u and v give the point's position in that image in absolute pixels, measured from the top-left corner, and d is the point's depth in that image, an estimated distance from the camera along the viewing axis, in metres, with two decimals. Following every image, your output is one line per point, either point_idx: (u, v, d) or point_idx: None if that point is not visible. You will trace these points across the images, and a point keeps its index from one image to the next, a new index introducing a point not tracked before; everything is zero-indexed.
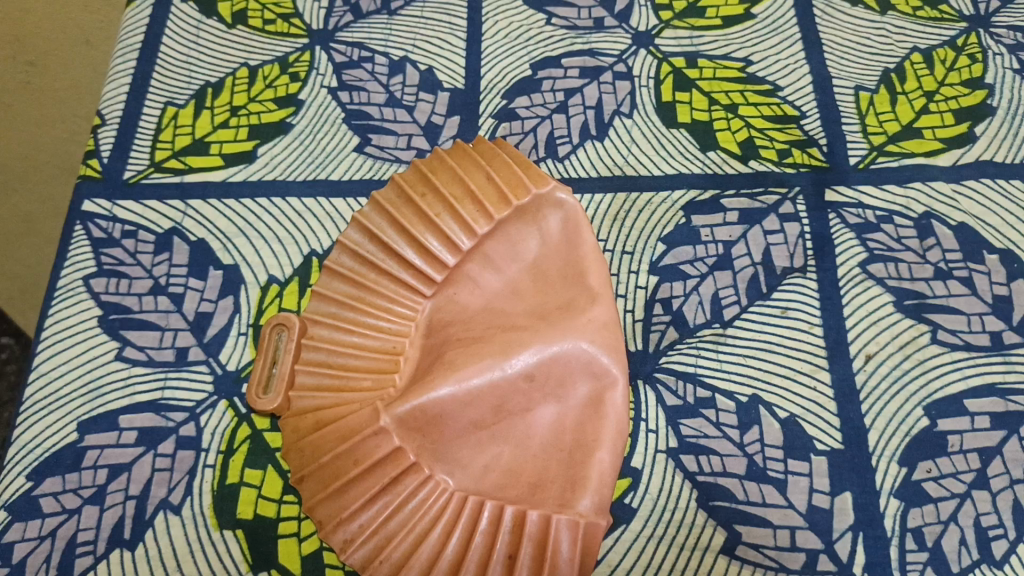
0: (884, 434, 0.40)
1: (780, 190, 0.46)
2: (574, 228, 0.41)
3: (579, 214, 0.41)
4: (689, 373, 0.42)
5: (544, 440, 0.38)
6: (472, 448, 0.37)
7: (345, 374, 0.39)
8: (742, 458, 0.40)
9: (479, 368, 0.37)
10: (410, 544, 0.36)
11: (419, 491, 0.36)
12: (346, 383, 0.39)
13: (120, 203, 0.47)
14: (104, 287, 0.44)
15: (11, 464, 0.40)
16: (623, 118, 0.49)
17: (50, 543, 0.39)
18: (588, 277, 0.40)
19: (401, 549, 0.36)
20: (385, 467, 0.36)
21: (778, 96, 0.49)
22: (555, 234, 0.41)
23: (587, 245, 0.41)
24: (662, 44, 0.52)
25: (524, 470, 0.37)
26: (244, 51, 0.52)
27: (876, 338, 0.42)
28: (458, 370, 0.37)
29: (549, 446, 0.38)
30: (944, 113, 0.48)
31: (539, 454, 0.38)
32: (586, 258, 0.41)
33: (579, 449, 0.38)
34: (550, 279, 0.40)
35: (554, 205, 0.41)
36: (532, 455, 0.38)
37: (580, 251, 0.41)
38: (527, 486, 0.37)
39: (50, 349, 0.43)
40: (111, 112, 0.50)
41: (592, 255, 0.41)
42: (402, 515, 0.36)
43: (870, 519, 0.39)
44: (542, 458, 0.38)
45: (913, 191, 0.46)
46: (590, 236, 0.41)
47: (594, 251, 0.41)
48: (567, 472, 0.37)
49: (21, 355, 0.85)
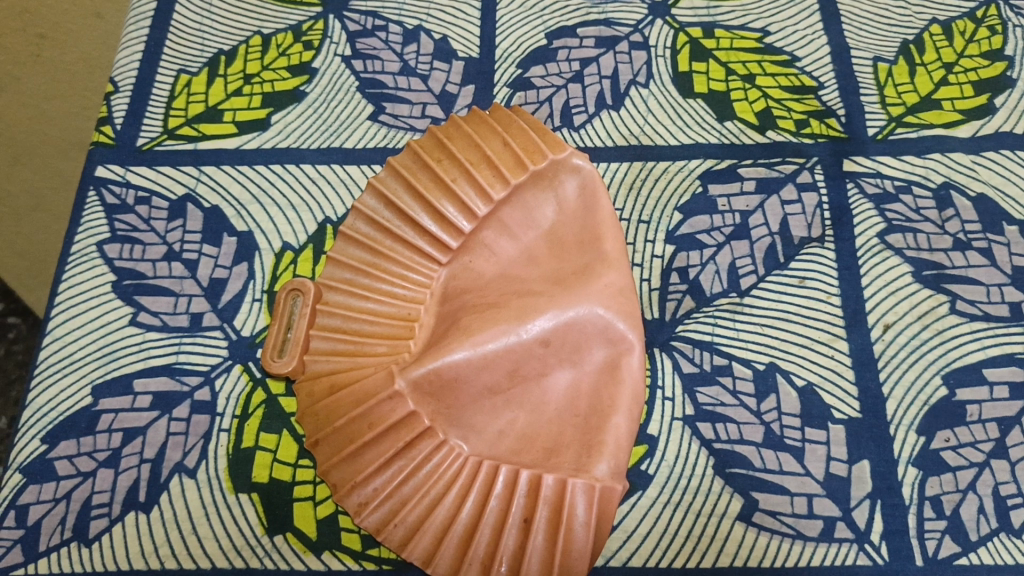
0: (903, 403, 0.40)
1: (798, 160, 0.46)
2: (590, 195, 0.41)
3: (594, 179, 0.41)
4: (705, 341, 0.41)
5: (558, 406, 0.38)
6: (485, 413, 0.37)
7: (359, 340, 0.39)
8: (759, 426, 0.39)
9: (495, 332, 0.37)
10: (426, 508, 0.36)
11: (434, 455, 0.36)
12: (361, 350, 0.39)
13: (133, 169, 0.47)
14: (118, 253, 0.44)
15: (26, 427, 0.40)
16: (639, 88, 0.49)
17: (66, 506, 0.39)
18: (604, 243, 0.40)
19: (416, 513, 0.36)
20: (400, 431, 0.36)
21: (796, 67, 0.49)
22: (570, 201, 0.41)
23: (604, 211, 0.41)
24: (679, 14, 0.51)
25: (539, 435, 0.37)
26: (257, 19, 0.52)
27: (894, 308, 0.42)
28: (473, 334, 0.37)
29: (563, 411, 0.38)
30: (963, 84, 0.48)
31: (553, 419, 0.38)
32: (602, 225, 0.40)
33: (594, 414, 0.38)
34: (566, 246, 0.40)
35: (570, 171, 0.40)
36: (546, 421, 0.38)
37: (597, 217, 0.40)
38: (542, 452, 0.37)
39: (63, 313, 0.43)
40: (124, 79, 0.49)
41: (609, 222, 0.40)
42: (417, 479, 0.36)
43: (888, 487, 0.38)
44: (556, 424, 0.37)
45: (932, 162, 0.46)
46: (606, 202, 0.41)
47: (611, 217, 0.41)
48: (583, 437, 0.37)
49: (28, 335, 0.84)
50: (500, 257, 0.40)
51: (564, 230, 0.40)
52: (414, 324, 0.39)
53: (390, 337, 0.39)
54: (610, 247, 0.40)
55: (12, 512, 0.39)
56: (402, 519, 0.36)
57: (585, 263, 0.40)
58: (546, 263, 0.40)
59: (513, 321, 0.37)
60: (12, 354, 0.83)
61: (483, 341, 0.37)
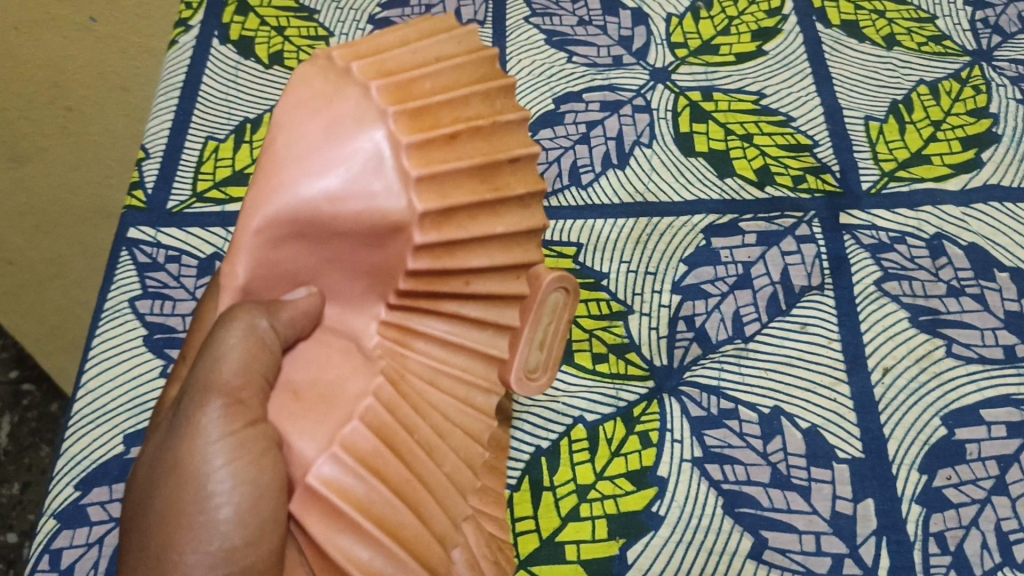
0: (904, 443, 0.41)
1: (796, 214, 0.48)
2: (437, 60, 0.31)
3: (454, 32, 0.32)
4: (712, 386, 0.43)
5: (234, 395, 0.29)
6: (190, 402, 0.29)
7: (445, 355, 0.33)
8: (765, 467, 0.41)
9: (472, 249, 0.31)
10: (428, 542, 0.30)
11: (384, 468, 0.29)
12: (444, 372, 0.33)
13: (163, 230, 0.49)
14: (149, 308, 0.46)
15: (60, 475, 0.42)
16: (643, 148, 0.51)
17: (98, 550, 0.40)
18: (280, 179, 0.29)
19: (436, 554, 0.30)
20: (427, 453, 0.31)
21: (791, 126, 0.52)
22: (417, 80, 0.30)
23: (288, 137, 0.29)
24: (679, 79, 0.54)
25: (265, 532, 0.27)
26: (281, 90, 0.55)
27: (893, 351, 0.44)
28: (347, 263, 0.30)
29: (225, 414, 0.28)
30: (951, 140, 0.51)
31: (193, 441, 0.28)
32: (481, 84, 0.31)
33: (184, 477, 0.28)
34: (412, 121, 0.29)
35: (371, 79, 0.30)
36: (233, 514, 0.27)
37: (440, 82, 0.31)
38: (261, 536, 0.27)
39: (97, 366, 0.45)
40: (155, 146, 0.52)
41: (295, 129, 0.29)
42: (401, 511, 0.29)
43: (893, 524, 0.39)
44: (237, 437, 0.28)
45: (925, 214, 0.48)
46: (288, 114, 0.30)
47: (321, 128, 0.29)
48: (258, 531, 0.27)
49: (41, 402, 0.86)
50: (310, 229, 0.29)
51: (394, 128, 0.29)
52: (524, 321, 0.34)
53: (542, 368, 0.35)
54: (496, 108, 0.31)
55: (46, 556, 0.40)
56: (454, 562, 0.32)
57: (478, 131, 0.31)
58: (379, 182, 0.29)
59: (256, 215, 0.29)
60: (25, 421, 0.85)
61: (434, 269, 0.30)
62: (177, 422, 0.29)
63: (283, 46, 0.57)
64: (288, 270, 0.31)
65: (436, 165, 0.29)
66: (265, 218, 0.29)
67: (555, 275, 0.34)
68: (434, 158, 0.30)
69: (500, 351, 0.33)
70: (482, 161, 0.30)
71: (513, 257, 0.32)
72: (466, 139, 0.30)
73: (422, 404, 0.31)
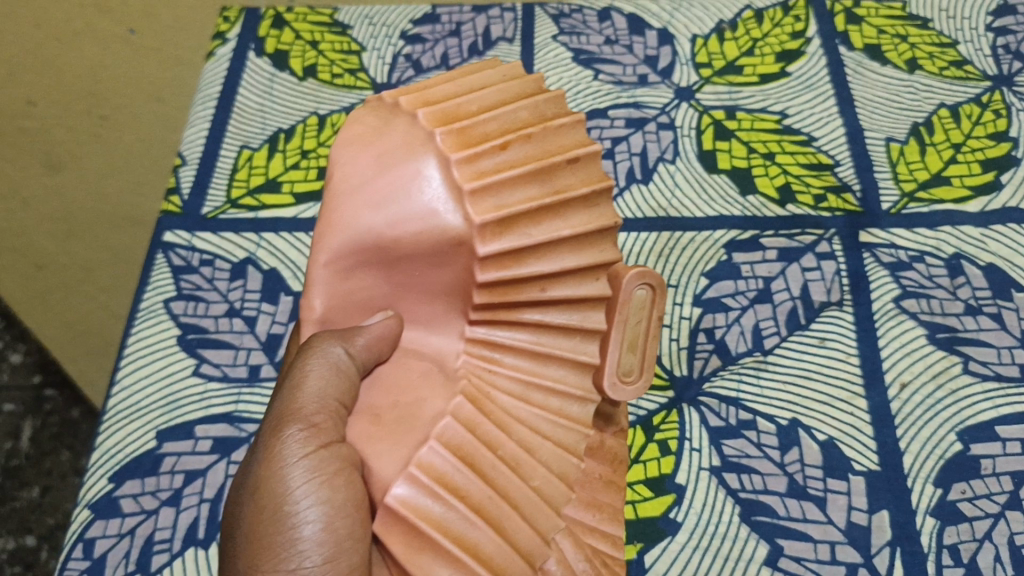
0: (919, 457, 0.42)
1: (817, 231, 0.49)
2: (481, 87, 0.31)
3: (499, 67, 0.33)
4: (731, 398, 0.44)
5: (311, 422, 0.31)
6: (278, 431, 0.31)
7: (535, 368, 0.31)
8: (782, 477, 0.42)
9: (542, 254, 0.30)
10: (511, 559, 0.28)
11: (464, 487, 0.28)
12: (535, 387, 0.31)
13: (198, 234, 0.51)
14: (183, 309, 0.48)
15: (95, 468, 0.43)
16: (666, 164, 0.52)
17: (130, 541, 0.41)
18: (342, 213, 0.30)
19: (520, 571, 0.28)
20: (513, 470, 0.29)
21: (813, 146, 0.53)
22: (462, 105, 0.30)
23: (344, 172, 0.30)
24: (703, 98, 0.55)
25: (341, 550, 0.28)
26: (315, 101, 0.56)
27: (910, 368, 0.44)
28: (419, 286, 0.30)
29: (304, 440, 0.30)
30: (971, 163, 0.51)
31: (278, 464, 0.30)
32: (528, 97, 0.31)
33: (271, 497, 0.30)
34: (459, 139, 0.29)
35: (417, 108, 0.30)
36: (317, 531, 0.29)
37: (484, 104, 0.30)
38: (339, 553, 0.28)
39: (133, 364, 0.46)
40: (192, 153, 0.54)
41: (349, 165, 0.31)
42: (480, 529, 0.27)
43: (907, 536, 0.40)
44: (312, 459, 0.30)
45: (944, 234, 0.49)
46: (342, 153, 0.31)
47: (373, 161, 0.30)
48: (335, 548, 0.28)
49: (63, 407, 0.83)
50: (376, 256, 0.30)
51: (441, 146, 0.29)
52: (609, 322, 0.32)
53: (638, 371, 0.33)
54: (547, 113, 0.30)
55: (80, 544, 0.41)
56: (547, 572, 0.30)
57: (529, 138, 0.29)
58: (434, 202, 0.29)
59: (322, 251, 0.30)
60: (46, 426, 0.83)
61: (503, 278, 0.29)
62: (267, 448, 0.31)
63: (317, 59, 0.59)
64: (363, 298, 0.31)
65: (488, 176, 0.29)
66: (330, 254, 0.30)
67: (634, 270, 0.32)
68: (486, 170, 0.29)
69: (591, 356, 0.31)
70: (535, 164, 0.29)
71: (587, 258, 0.30)
72: (518, 146, 0.29)
73: (507, 422, 0.30)
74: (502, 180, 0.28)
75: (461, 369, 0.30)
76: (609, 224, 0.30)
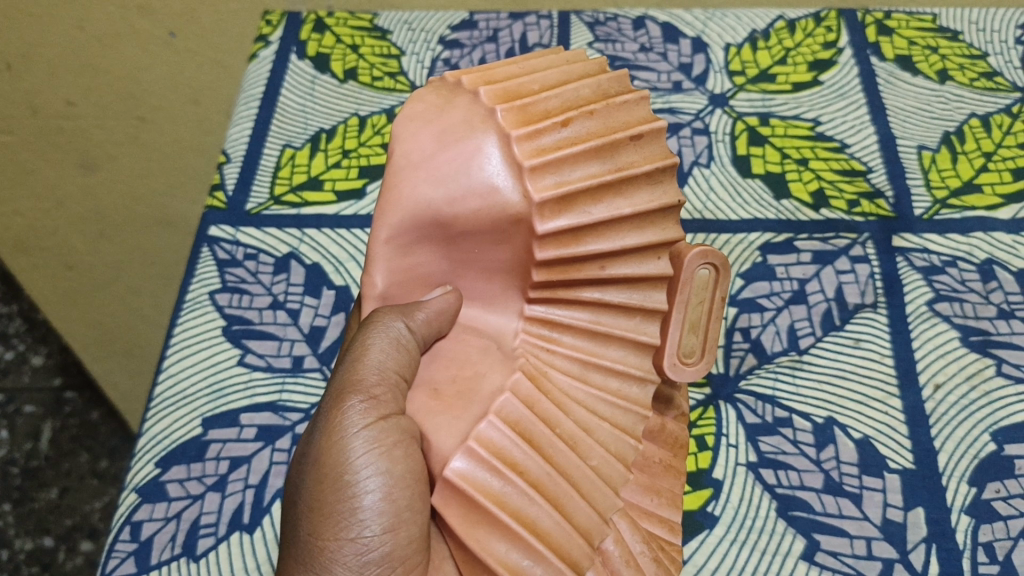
0: (954, 455, 0.42)
1: (850, 235, 0.50)
2: (540, 70, 0.34)
3: (562, 53, 0.35)
4: (768, 395, 0.45)
5: (371, 393, 0.33)
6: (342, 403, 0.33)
7: (595, 349, 0.33)
8: (818, 473, 0.42)
9: (602, 233, 0.32)
10: (570, 538, 0.30)
11: (522, 463, 0.30)
12: (595, 367, 0.33)
13: (242, 229, 0.52)
14: (227, 301, 0.49)
15: (142, 453, 0.44)
16: (701, 168, 0.53)
17: (176, 524, 0.42)
18: (401, 188, 0.32)
19: (579, 548, 0.30)
20: (571, 448, 0.31)
21: (846, 152, 0.53)
22: (525, 84, 0.33)
23: (406, 149, 0.32)
24: (736, 105, 0.56)
25: (402, 520, 0.31)
26: (355, 103, 0.58)
27: (944, 369, 0.45)
28: (479, 263, 0.33)
29: (365, 411, 0.32)
30: (1002, 171, 0.52)
31: (340, 434, 0.32)
32: (591, 77, 0.33)
33: (333, 465, 0.32)
34: (521, 116, 0.31)
35: (478, 87, 0.33)
36: (377, 500, 0.31)
37: (545, 84, 0.33)
38: (399, 523, 0.31)
39: (179, 353, 0.47)
40: (236, 151, 0.55)
41: (410, 141, 0.32)
42: (538, 506, 0.30)
43: (943, 532, 0.40)
44: (373, 430, 0.31)
45: (976, 240, 0.49)
46: (403, 128, 0.33)
47: (435, 138, 0.32)
48: (396, 518, 0.31)
49: (83, 409, 0.84)
50: (436, 232, 0.32)
51: (502, 124, 0.31)
52: (672, 303, 0.35)
53: (699, 354, 0.36)
54: (607, 93, 0.33)
55: (128, 527, 0.42)
56: (606, 552, 0.31)
57: (592, 113, 0.32)
58: (494, 178, 0.31)
59: (384, 226, 0.32)
60: (66, 428, 0.83)
61: (563, 254, 0.31)
62: (330, 417, 0.33)
63: (357, 62, 0.60)
64: (421, 274, 0.34)
65: (549, 153, 0.31)
66: (390, 230, 0.32)
67: (697, 251, 0.34)
68: (547, 146, 0.31)
69: (650, 336, 0.34)
70: (596, 140, 0.31)
71: (647, 237, 0.32)
72: (580, 122, 0.32)
73: (565, 402, 0.32)
74: (563, 157, 0.31)
75: (520, 348, 0.32)
76: (670, 202, 0.32)
